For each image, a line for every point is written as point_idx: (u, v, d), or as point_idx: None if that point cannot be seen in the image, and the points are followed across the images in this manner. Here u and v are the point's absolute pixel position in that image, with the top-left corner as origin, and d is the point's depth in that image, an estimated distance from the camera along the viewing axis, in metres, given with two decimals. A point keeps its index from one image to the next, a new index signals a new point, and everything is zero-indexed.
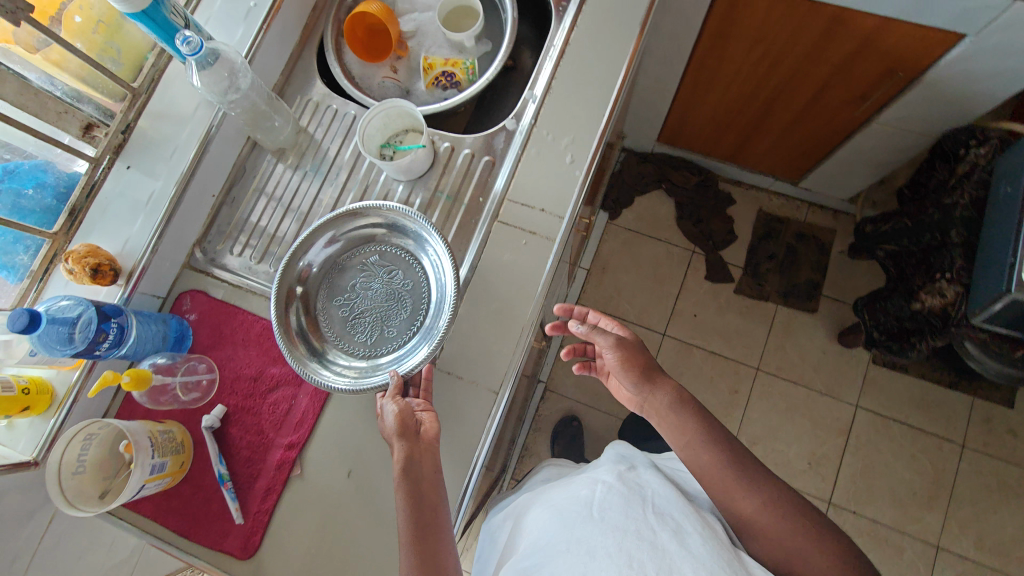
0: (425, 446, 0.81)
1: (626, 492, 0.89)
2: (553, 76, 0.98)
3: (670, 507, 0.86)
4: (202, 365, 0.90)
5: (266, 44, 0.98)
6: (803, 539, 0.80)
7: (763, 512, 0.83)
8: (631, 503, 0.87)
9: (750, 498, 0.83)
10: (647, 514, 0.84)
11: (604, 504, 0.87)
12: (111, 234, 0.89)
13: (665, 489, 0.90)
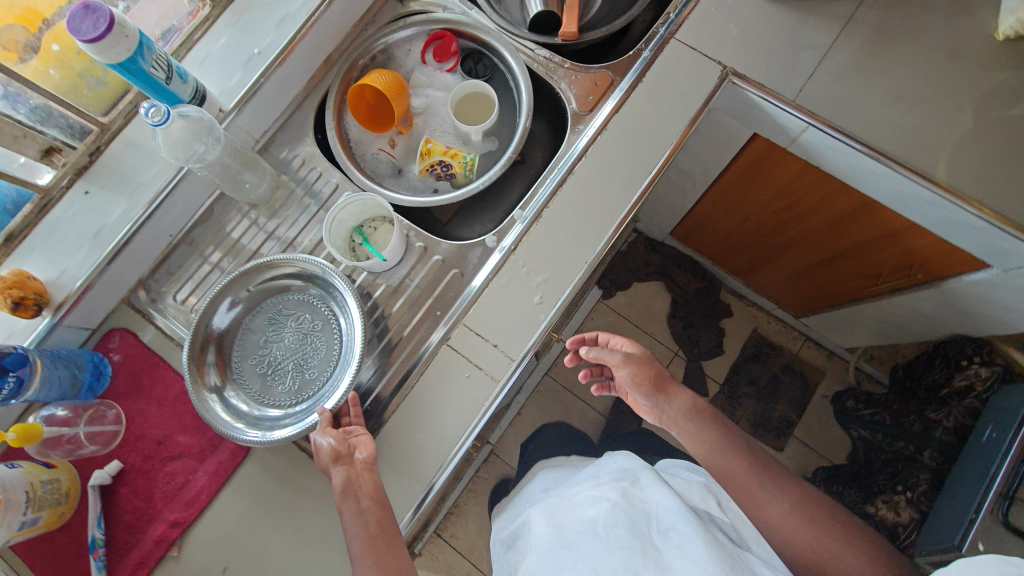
0: (360, 471, 0.80)
1: (629, 509, 0.89)
2: (546, 202, 0.92)
3: (676, 524, 0.85)
4: (111, 413, 0.87)
5: (262, 94, 0.93)
6: (827, 545, 0.83)
7: (794, 506, 0.86)
8: (637, 518, 0.87)
9: (776, 506, 0.86)
10: (655, 534, 0.85)
11: (607, 517, 0.87)
12: (48, 260, 0.85)
13: (671, 503, 0.89)
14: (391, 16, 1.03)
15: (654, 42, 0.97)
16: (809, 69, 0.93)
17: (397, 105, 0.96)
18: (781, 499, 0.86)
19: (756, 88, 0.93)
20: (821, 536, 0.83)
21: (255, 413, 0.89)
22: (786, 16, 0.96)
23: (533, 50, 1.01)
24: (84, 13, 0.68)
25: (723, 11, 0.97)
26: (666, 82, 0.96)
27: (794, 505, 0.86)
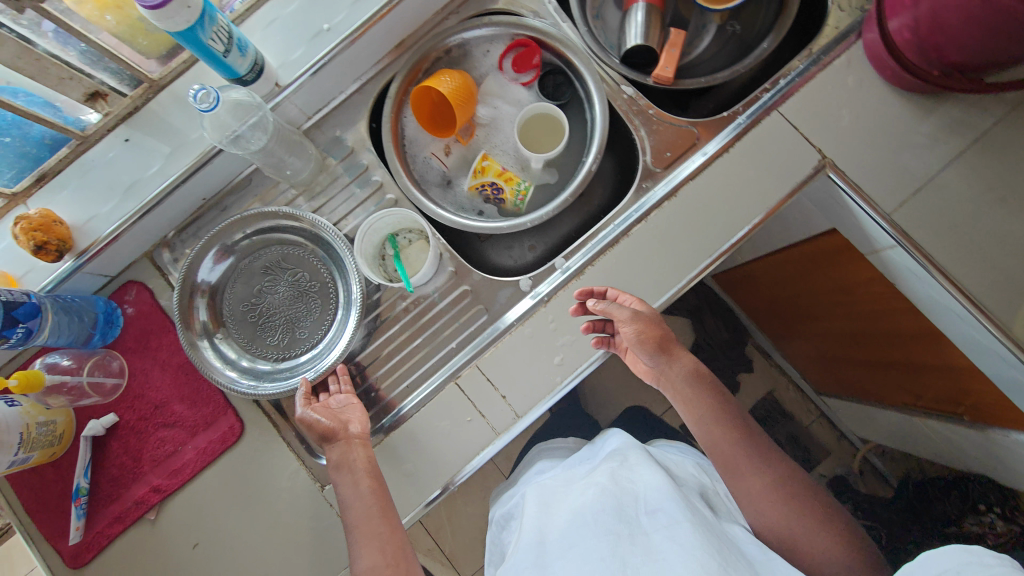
0: (355, 444, 0.79)
1: (614, 492, 0.81)
2: (596, 258, 0.86)
3: (666, 505, 0.77)
4: (115, 364, 0.88)
5: (324, 73, 0.86)
6: (809, 524, 0.77)
7: (775, 484, 0.80)
8: (625, 504, 0.80)
9: (757, 481, 0.80)
10: (643, 518, 0.77)
11: (598, 506, 0.80)
12: (79, 204, 0.83)
13: (659, 484, 0.81)
14: (476, 12, 0.94)
15: (752, 109, 0.88)
16: (917, 181, 0.83)
17: (461, 114, 0.89)
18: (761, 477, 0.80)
19: (856, 193, 0.84)
20: (799, 519, 0.77)
21: (244, 363, 0.88)
22: (911, 114, 0.84)
23: (619, 87, 0.92)
24: None
25: (842, 91, 0.86)
26: (756, 157, 0.86)
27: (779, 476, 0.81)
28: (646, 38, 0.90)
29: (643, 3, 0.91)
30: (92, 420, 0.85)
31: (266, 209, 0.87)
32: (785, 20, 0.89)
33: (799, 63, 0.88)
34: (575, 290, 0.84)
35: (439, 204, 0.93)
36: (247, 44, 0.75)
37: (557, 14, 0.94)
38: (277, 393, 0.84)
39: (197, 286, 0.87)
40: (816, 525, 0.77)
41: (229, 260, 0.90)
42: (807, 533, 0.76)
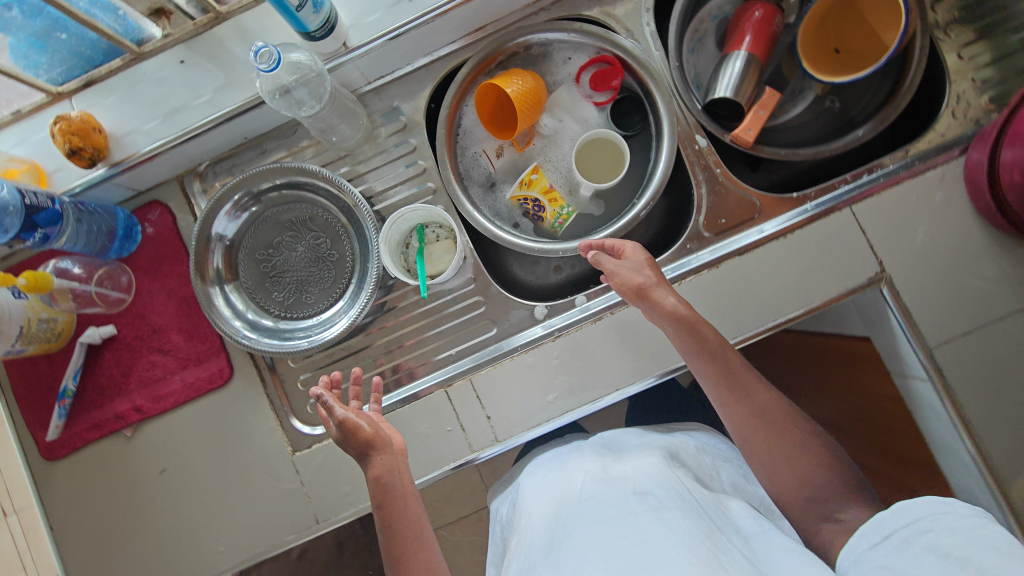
0: (395, 457, 0.72)
1: (603, 479, 0.70)
2: (616, 308, 0.84)
3: (659, 491, 0.66)
4: (124, 279, 0.88)
5: (396, 44, 0.82)
6: (790, 455, 0.69)
7: (752, 408, 0.71)
8: (613, 489, 0.68)
9: (737, 408, 0.72)
10: (634, 500, 0.65)
11: (586, 496, 0.68)
12: (123, 115, 0.82)
13: (654, 471, 0.70)
14: (569, 14, 0.89)
15: (821, 199, 0.83)
16: (973, 321, 0.78)
17: (524, 118, 0.84)
18: (744, 400, 0.72)
19: (904, 316, 0.79)
20: (775, 451, 0.70)
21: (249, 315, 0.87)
22: (990, 249, 0.78)
23: (693, 135, 0.87)
24: None
25: (924, 206, 0.80)
26: (812, 250, 0.81)
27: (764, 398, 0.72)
28: (738, 92, 0.84)
29: (745, 52, 0.85)
30: (92, 328, 0.86)
31: (297, 164, 0.84)
32: (888, 112, 0.82)
33: (889, 163, 0.82)
34: (577, 243, 0.85)
35: (478, 206, 0.90)
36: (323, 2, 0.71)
37: (651, 39, 0.88)
38: (266, 351, 0.82)
39: (217, 229, 0.86)
40: (798, 453, 0.69)
41: (255, 208, 0.89)
42: (788, 467, 0.69)
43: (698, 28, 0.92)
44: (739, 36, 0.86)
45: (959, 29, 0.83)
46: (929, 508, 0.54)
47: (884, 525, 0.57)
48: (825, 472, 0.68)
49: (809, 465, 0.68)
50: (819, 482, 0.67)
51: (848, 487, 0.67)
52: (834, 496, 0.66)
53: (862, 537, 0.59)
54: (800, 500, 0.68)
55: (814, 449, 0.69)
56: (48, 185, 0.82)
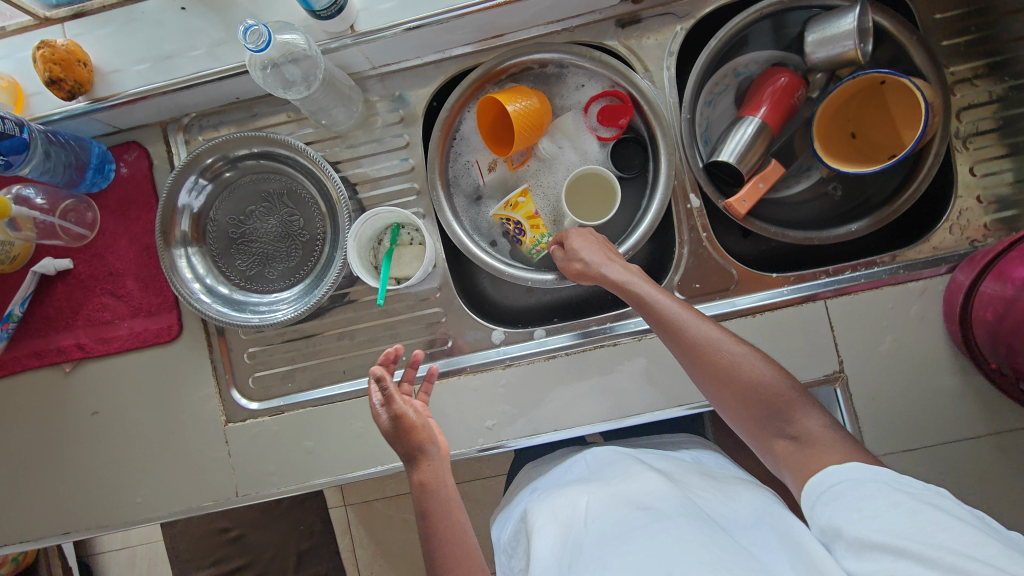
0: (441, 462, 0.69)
1: (608, 500, 0.66)
2: (571, 350, 0.84)
3: (663, 503, 0.63)
4: (89, 215, 0.87)
5: (406, 37, 0.79)
6: (733, 384, 0.66)
7: (691, 347, 0.68)
8: (615, 506, 0.64)
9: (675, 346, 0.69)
10: (641, 514, 0.61)
11: (595, 515, 0.64)
12: (115, 51, 0.79)
13: (655, 482, 0.67)
14: (591, 41, 0.85)
15: (797, 286, 0.82)
16: (916, 439, 0.78)
17: (523, 140, 0.82)
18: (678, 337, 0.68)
19: (850, 420, 0.79)
20: (715, 380, 0.67)
21: (208, 280, 0.85)
22: (950, 372, 0.78)
23: (687, 194, 0.85)
24: None
25: (897, 316, 0.79)
26: (777, 336, 0.80)
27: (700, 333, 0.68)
28: (742, 159, 0.82)
29: (759, 119, 0.83)
30: (47, 259, 0.84)
31: (281, 136, 0.81)
32: (886, 213, 0.80)
33: (875, 264, 0.81)
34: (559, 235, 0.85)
35: (458, 218, 0.89)
36: None
37: (669, 86, 0.85)
38: (215, 318, 0.81)
39: (189, 187, 0.83)
40: (740, 379, 0.65)
41: (230, 172, 0.86)
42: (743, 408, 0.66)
43: (721, 81, 0.89)
44: (758, 101, 0.84)
45: (981, 144, 0.80)
46: (879, 473, 0.55)
47: (832, 477, 0.57)
48: (768, 391, 0.64)
49: (755, 383, 0.65)
50: (760, 404, 0.64)
51: (790, 402, 0.64)
52: (780, 413, 0.64)
53: (811, 487, 0.58)
54: (751, 418, 0.65)
55: (757, 367, 0.66)
56: (24, 106, 0.79)
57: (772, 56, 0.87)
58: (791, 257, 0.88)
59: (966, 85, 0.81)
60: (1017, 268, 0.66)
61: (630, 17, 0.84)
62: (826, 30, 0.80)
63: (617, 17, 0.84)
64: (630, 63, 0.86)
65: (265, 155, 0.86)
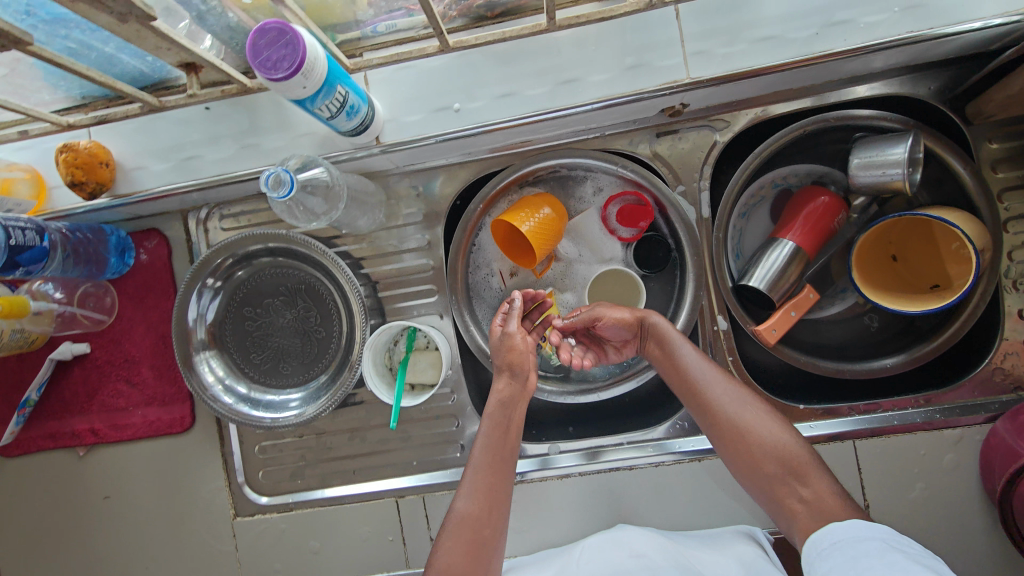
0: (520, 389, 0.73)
1: (604, 546, 0.74)
2: (586, 470, 0.82)
3: (657, 554, 0.71)
4: (108, 300, 0.86)
5: (434, 147, 0.77)
6: (752, 443, 0.66)
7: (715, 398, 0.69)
8: (612, 550, 0.73)
9: (698, 400, 0.70)
10: (635, 563, 0.70)
11: (593, 560, 0.72)
12: (140, 148, 0.78)
13: (652, 535, 0.74)
14: (623, 149, 0.82)
15: (825, 421, 0.78)
16: None
17: (543, 251, 0.80)
18: (702, 391, 0.70)
19: None
20: (736, 437, 0.67)
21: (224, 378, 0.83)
22: (981, 526, 0.74)
23: (715, 315, 0.82)
24: (275, 36, 0.52)
25: (930, 464, 0.76)
26: None
27: (723, 387, 0.70)
28: (776, 284, 0.79)
29: (798, 243, 0.79)
30: (65, 345, 0.84)
31: (297, 236, 0.79)
32: (925, 352, 0.76)
33: (910, 405, 0.77)
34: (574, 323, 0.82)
35: (477, 323, 0.86)
36: (359, 109, 0.65)
37: (703, 200, 0.82)
38: (235, 420, 0.79)
39: (203, 289, 0.81)
40: (759, 440, 0.66)
41: (241, 271, 0.85)
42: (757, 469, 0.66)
43: (756, 193, 0.85)
44: (792, 224, 0.80)
45: None
46: (875, 531, 0.55)
47: (832, 534, 0.57)
48: (786, 452, 0.65)
49: (775, 447, 0.65)
50: (775, 467, 0.65)
51: (806, 466, 0.64)
52: (795, 476, 0.64)
53: (813, 543, 0.58)
54: (761, 476, 0.65)
55: (778, 431, 0.66)
56: (46, 199, 0.78)
57: (813, 171, 0.83)
58: (823, 386, 0.84)
59: (1020, 221, 0.76)
60: None
61: (666, 127, 0.81)
62: (872, 157, 0.75)
63: (653, 126, 0.81)
64: (661, 174, 0.83)
65: (282, 251, 0.85)
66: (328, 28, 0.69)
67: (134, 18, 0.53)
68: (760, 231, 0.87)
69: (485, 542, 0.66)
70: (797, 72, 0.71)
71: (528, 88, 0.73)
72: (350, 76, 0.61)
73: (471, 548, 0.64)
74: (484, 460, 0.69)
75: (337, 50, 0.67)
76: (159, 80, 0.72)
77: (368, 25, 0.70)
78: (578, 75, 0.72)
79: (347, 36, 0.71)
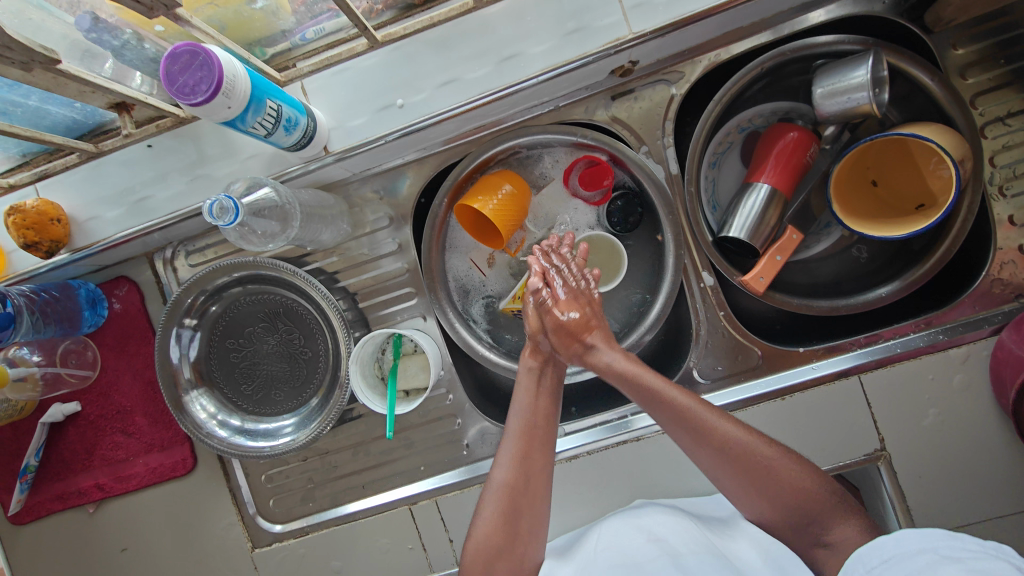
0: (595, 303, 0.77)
1: (621, 529, 0.70)
2: (593, 449, 0.80)
3: (677, 541, 0.67)
4: (89, 354, 0.85)
5: (385, 146, 0.74)
6: (771, 494, 0.63)
7: (720, 454, 0.64)
8: (628, 535, 0.69)
9: (706, 452, 0.65)
10: (653, 549, 0.66)
11: (605, 544, 0.69)
12: (88, 198, 0.76)
13: (671, 519, 0.70)
14: (580, 118, 0.80)
15: (827, 360, 0.76)
16: (970, 516, 0.73)
17: (512, 233, 0.78)
18: (711, 440, 0.64)
19: (896, 500, 0.74)
20: (745, 480, 0.64)
21: (217, 415, 0.83)
22: (999, 443, 0.73)
23: (700, 272, 0.80)
24: (188, 60, 0.50)
25: (940, 387, 0.74)
26: (810, 418, 0.76)
27: (730, 436, 0.64)
28: (756, 230, 0.76)
29: (773, 186, 0.76)
30: (54, 406, 0.84)
31: (264, 262, 0.78)
32: (919, 275, 0.74)
33: (912, 331, 0.75)
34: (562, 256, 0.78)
35: (463, 319, 0.85)
36: (298, 122, 0.63)
37: (669, 157, 0.79)
38: (231, 454, 0.78)
39: (182, 331, 0.80)
40: (780, 487, 0.63)
41: (215, 305, 0.83)
42: (761, 497, 0.64)
43: (724, 140, 0.82)
44: (765, 167, 0.78)
45: (1019, 188, 0.73)
46: (922, 542, 0.53)
47: (883, 550, 0.55)
48: (799, 498, 0.63)
49: (789, 492, 0.63)
50: (795, 512, 0.63)
51: (824, 504, 0.63)
52: (816, 520, 0.63)
53: (861, 558, 0.57)
54: (784, 521, 0.64)
55: (791, 471, 0.63)
56: (6, 264, 0.78)
57: (778, 108, 0.80)
58: (818, 325, 0.82)
59: (997, 125, 0.73)
60: None
61: (621, 88, 0.78)
62: (836, 83, 0.72)
63: (607, 90, 0.78)
64: (624, 137, 0.80)
65: (254, 278, 0.83)
66: (255, 44, 0.68)
67: (38, 66, 0.52)
68: (733, 179, 0.84)
69: (521, 525, 0.68)
70: (743, 9, 0.68)
71: (470, 71, 0.70)
72: (280, 89, 0.59)
73: (504, 535, 0.67)
74: (517, 456, 0.69)
75: (260, 65, 0.65)
76: (96, 125, 0.71)
77: (295, 34, 0.69)
78: (519, 49, 0.70)
79: (276, 48, 0.69)
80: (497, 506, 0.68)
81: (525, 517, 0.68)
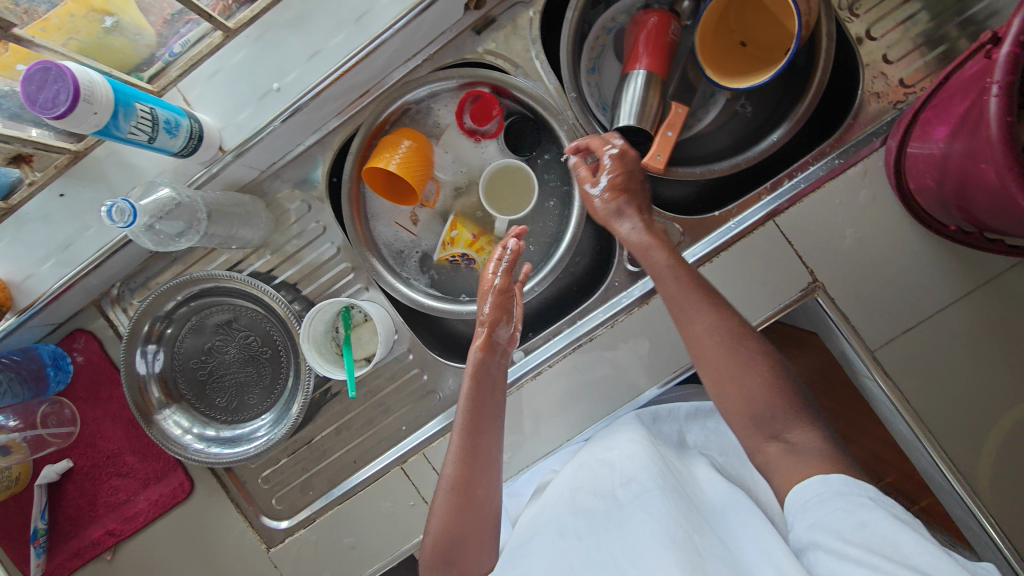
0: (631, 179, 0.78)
1: (593, 472, 0.68)
2: (553, 361, 0.82)
3: (646, 475, 0.63)
4: (67, 411, 0.89)
5: (276, 133, 0.77)
6: (744, 382, 0.65)
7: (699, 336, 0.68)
8: (597, 475, 0.67)
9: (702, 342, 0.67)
10: (621, 489, 0.64)
11: (573, 488, 0.67)
12: (17, 259, 0.79)
13: (641, 450, 0.67)
14: (453, 60, 0.84)
15: (746, 214, 0.80)
16: (913, 317, 0.76)
17: (421, 182, 0.82)
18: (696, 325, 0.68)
19: (842, 323, 0.77)
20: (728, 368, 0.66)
21: (196, 430, 0.86)
22: (918, 242, 0.76)
23: None
24: (42, 77, 0.54)
25: (849, 207, 0.77)
26: (740, 272, 0.79)
27: (712, 326, 0.67)
28: (642, 115, 0.80)
29: (647, 69, 0.79)
30: (46, 467, 0.87)
31: (200, 275, 0.81)
32: (802, 111, 0.77)
33: (811, 163, 0.78)
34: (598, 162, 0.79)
35: (402, 280, 0.88)
36: (178, 123, 0.67)
37: (544, 72, 0.83)
38: (212, 462, 0.81)
39: (146, 358, 0.84)
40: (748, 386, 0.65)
41: (170, 328, 0.86)
42: (732, 387, 0.65)
43: (595, 44, 0.86)
44: (636, 53, 0.80)
45: (867, 4, 0.76)
46: (863, 489, 0.54)
47: (813, 489, 0.56)
48: (767, 393, 0.65)
49: (756, 395, 0.65)
50: (762, 407, 0.64)
51: (772, 403, 0.65)
52: (780, 428, 0.64)
53: (797, 492, 0.57)
54: (746, 421, 0.65)
55: (756, 373, 0.65)
56: None
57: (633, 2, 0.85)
58: (730, 189, 0.87)
59: None
60: (936, 126, 0.63)
61: (482, 21, 0.82)
62: None
63: (470, 26, 0.82)
64: (500, 66, 0.84)
65: (197, 295, 0.86)
66: (128, 69, 0.71)
67: None
68: (614, 78, 0.88)
69: (475, 514, 0.67)
70: None
71: (330, 38, 0.74)
72: (150, 94, 0.63)
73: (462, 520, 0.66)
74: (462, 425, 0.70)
75: (126, 78, 0.67)
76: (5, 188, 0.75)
77: (164, 50, 0.73)
78: (368, 6, 0.73)
79: (151, 70, 0.73)
80: (452, 490, 0.67)
81: (483, 505, 0.68)
